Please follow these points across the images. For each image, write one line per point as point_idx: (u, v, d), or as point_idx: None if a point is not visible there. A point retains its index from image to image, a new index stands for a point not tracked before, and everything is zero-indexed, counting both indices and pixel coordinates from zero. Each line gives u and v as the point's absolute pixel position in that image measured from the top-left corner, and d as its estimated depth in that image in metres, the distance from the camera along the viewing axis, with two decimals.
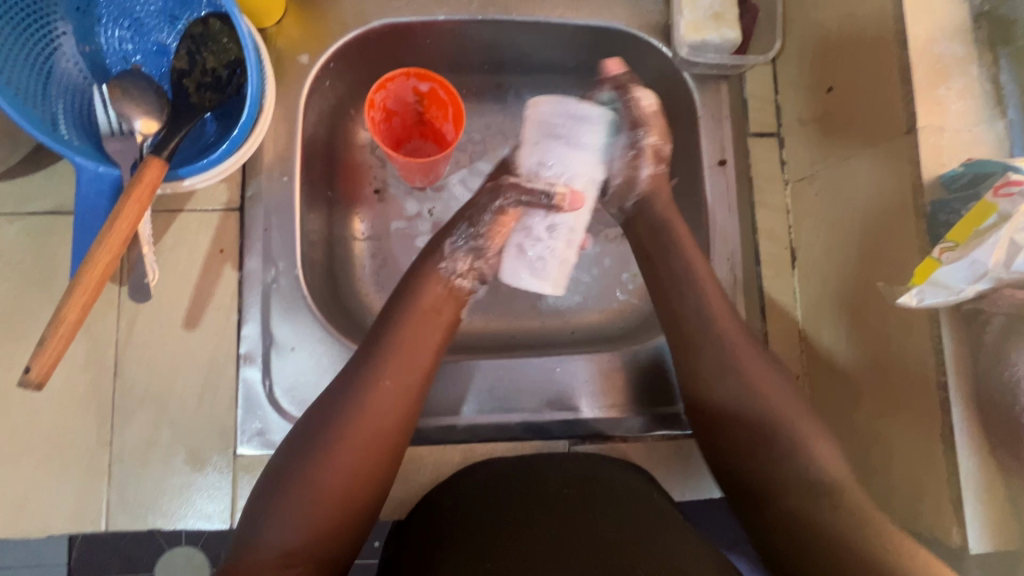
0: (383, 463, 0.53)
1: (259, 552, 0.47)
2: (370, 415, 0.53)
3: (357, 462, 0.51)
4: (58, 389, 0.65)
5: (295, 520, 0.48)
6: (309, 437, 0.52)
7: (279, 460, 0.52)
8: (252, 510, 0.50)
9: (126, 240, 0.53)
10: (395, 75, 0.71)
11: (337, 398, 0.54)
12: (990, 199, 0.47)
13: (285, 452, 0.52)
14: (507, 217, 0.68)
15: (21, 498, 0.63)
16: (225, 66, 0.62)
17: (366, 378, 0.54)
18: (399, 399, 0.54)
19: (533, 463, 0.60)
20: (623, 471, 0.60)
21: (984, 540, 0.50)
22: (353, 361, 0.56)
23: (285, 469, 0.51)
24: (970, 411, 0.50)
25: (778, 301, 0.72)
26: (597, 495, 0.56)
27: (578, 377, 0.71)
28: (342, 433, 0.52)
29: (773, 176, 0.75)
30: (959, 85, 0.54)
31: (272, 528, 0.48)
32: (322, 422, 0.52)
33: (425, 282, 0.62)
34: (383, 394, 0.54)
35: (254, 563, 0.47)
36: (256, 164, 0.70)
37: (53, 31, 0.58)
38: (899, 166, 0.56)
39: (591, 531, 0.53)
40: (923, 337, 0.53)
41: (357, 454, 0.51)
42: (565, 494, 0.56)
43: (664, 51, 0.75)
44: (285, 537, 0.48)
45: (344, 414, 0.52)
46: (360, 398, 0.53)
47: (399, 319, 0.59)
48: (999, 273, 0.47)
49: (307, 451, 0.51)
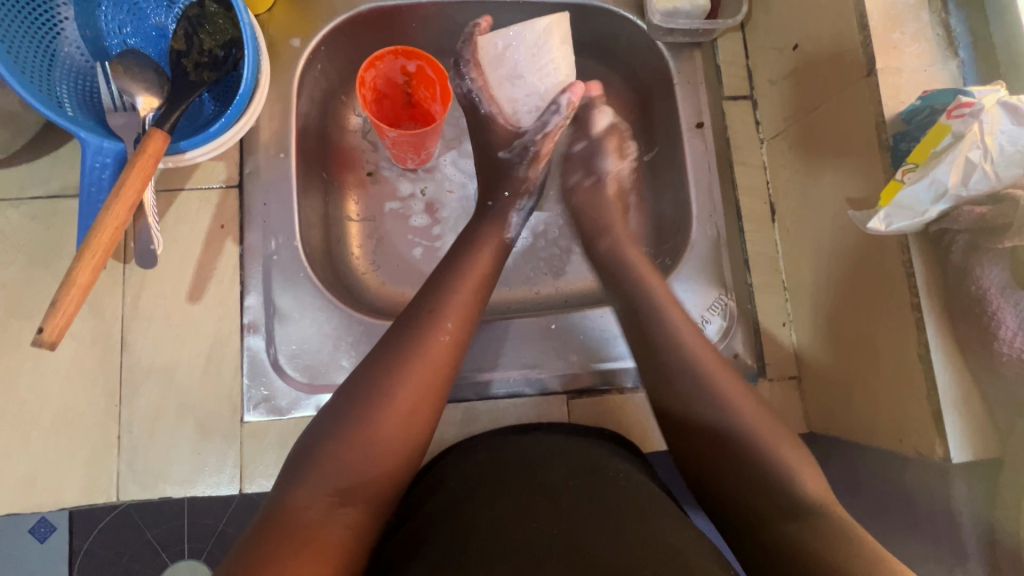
0: (431, 415, 0.54)
1: (307, 495, 0.48)
2: (424, 370, 0.55)
3: (409, 412, 0.53)
4: (67, 365, 0.67)
5: (346, 466, 0.49)
6: (362, 389, 0.53)
7: (325, 414, 0.53)
8: (295, 463, 0.50)
9: (131, 208, 0.55)
10: (384, 54, 0.74)
11: (387, 353, 0.55)
12: (944, 121, 0.50)
13: (338, 402, 0.53)
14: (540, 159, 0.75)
15: (33, 472, 0.64)
16: (221, 46, 0.65)
17: (420, 334, 0.56)
18: (447, 352, 0.56)
19: (538, 450, 0.58)
20: (622, 462, 0.58)
21: (965, 449, 0.52)
22: (403, 319, 0.58)
23: (336, 420, 0.52)
24: (943, 327, 0.53)
25: (760, 253, 0.76)
26: (601, 481, 0.54)
27: (570, 334, 0.73)
28: (395, 383, 0.53)
29: (749, 136, 0.79)
30: (913, 29, 0.58)
31: (324, 473, 0.49)
32: (374, 374, 0.54)
33: (469, 255, 0.65)
34: (437, 351, 0.56)
35: (301, 505, 0.47)
36: (254, 142, 0.72)
37: (56, 16, 0.61)
38: (862, 106, 0.59)
39: (595, 513, 0.51)
40: (895, 263, 0.56)
41: (410, 406, 0.53)
42: (569, 485, 0.53)
43: (639, 22, 0.79)
44: (338, 484, 0.49)
45: (396, 366, 0.54)
46: (415, 353, 0.55)
47: (447, 281, 0.61)
48: (958, 191, 0.50)
49: (357, 402, 0.52)
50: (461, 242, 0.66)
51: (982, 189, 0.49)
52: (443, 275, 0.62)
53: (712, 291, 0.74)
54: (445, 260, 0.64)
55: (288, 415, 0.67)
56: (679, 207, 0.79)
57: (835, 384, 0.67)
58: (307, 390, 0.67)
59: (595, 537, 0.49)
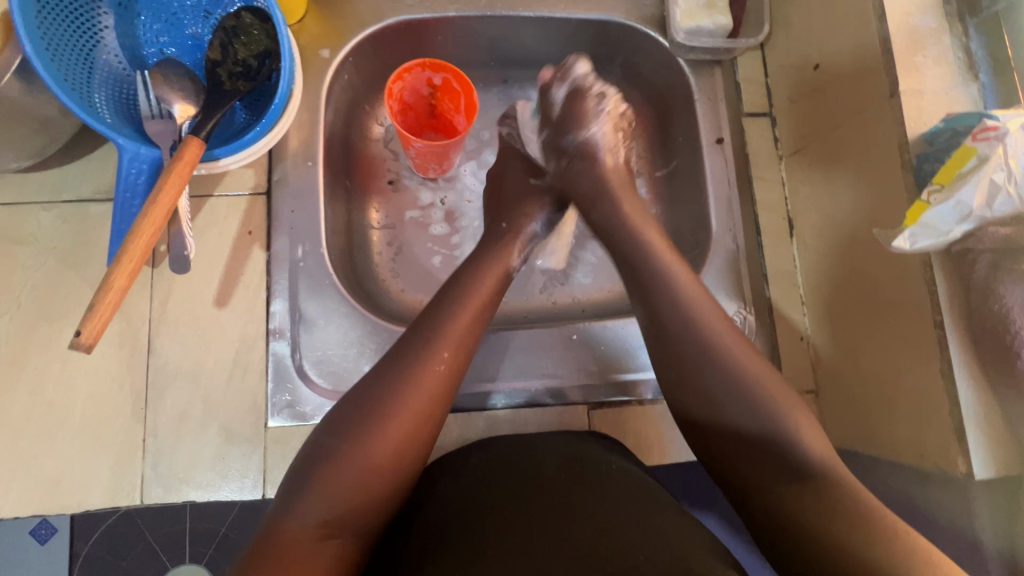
0: (423, 446, 0.53)
1: (296, 524, 0.46)
2: (415, 402, 0.53)
3: (402, 442, 0.51)
4: (95, 367, 0.67)
5: (338, 495, 0.48)
6: (357, 415, 0.51)
7: (321, 435, 0.51)
8: (288, 486, 0.49)
9: (167, 213, 0.56)
10: (412, 66, 0.75)
11: (384, 376, 0.54)
12: (969, 143, 0.51)
13: (325, 432, 0.51)
14: (570, 218, 0.77)
15: (59, 473, 0.65)
16: (255, 56, 0.66)
17: (417, 362, 0.55)
18: (442, 381, 0.55)
19: (536, 446, 0.59)
20: (618, 457, 0.59)
21: (987, 466, 0.53)
22: (405, 340, 0.57)
23: (332, 444, 0.50)
24: (965, 346, 0.54)
25: (778, 267, 0.77)
26: (597, 473, 0.55)
27: (591, 345, 0.74)
28: (389, 411, 0.52)
29: (767, 153, 0.80)
30: (935, 52, 0.60)
31: (314, 501, 0.47)
32: (370, 398, 0.52)
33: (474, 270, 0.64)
34: (429, 383, 0.54)
35: (288, 535, 0.46)
36: (282, 150, 0.73)
37: (97, 25, 0.62)
38: (884, 127, 0.61)
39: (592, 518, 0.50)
40: (917, 281, 0.57)
41: (400, 438, 0.51)
42: (564, 477, 0.54)
43: (661, 38, 0.80)
44: (327, 513, 0.47)
45: (393, 391, 0.53)
46: (411, 380, 0.54)
47: (446, 306, 0.59)
48: (983, 213, 0.51)
49: (353, 427, 0.51)
50: (466, 269, 0.64)
51: (1007, 211, 0.51)
52: (447, 295, 0.61)
53: (732, 304, 0.75)
54: (443, 285, 0.63)
55: (311, 420, 0.67)
56: (698, 220, 0.80)
57: (854, 399, 0.67)
58: (330, 396, 0.68)
59: (595, 548, 0.47)
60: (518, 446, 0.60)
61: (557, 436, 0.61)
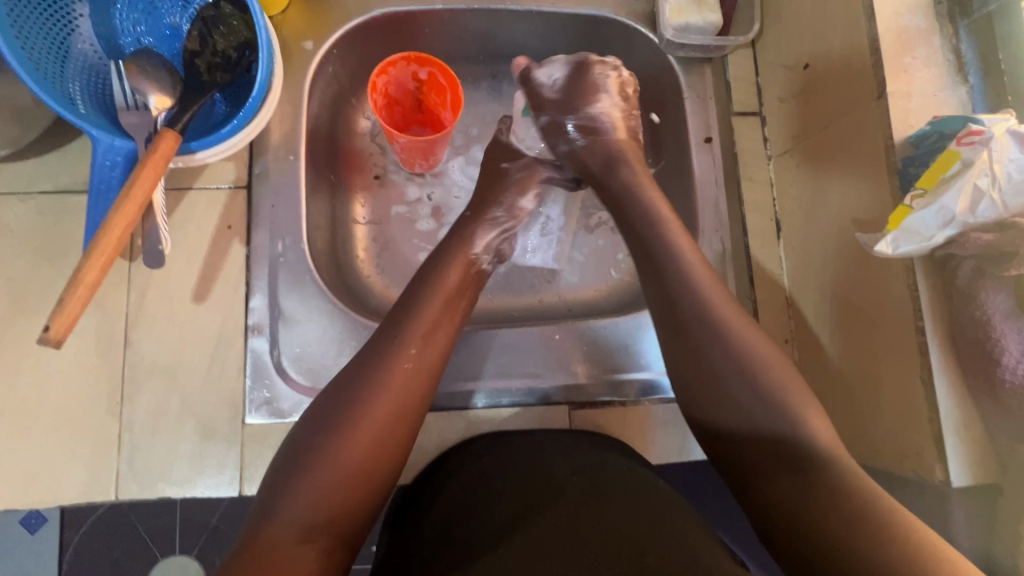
0: (399, 444, 0.53)
1: (276, 530, 0.46)
2: (387, 400, 0.53)
3: (376, 442, 0.51)
4: (70, 361, 0.67)
5: (316, 499, 0.48)
6: (330, 417, 0.51)
7: (297, 438, 0.51)
8: (266, 492, 0.49)
9: (140, 208, 0.55)
10: (397, 60, 0.74)
11: (357, 376, 0.53)
12: (953, 148, 0.51)
13: (301, 435, 0.51)
14: (534, 195, 0.74)
15: (34, 468, 0.64)
16: (234, 47, 0.65)
17: (385, 362, 0.54)
18: (415, 378, 0.55)
19: (546, 450, 0.59)
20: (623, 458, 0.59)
21: (964, 472, 0.53)
22: (375, 340, 0.56)
23: (306, 448, 0.50)
24: (946, 352, 0.54)
25: (765, 268, 0.76)
26: (604, 479, 0.55)
27: (574, 345, 0.73)
28: (361, 412, 0.51)
29: (756, 152, 0.79)
30: (923, 54, 0.59)
31: (294, 506, 0.47)
32: (342, 400, 0.52)
33: (447, 263, 0.64)
34: (399, 381, 0.54)
35: (269, 539, 0.46)
36: (264, 144, 0.72)
37: (71, 13, 0.61)
38: (871, 129, 0.60)
39: (598, 527, 0.51)
40: (899, 286, 0.56)
41: (374, 438, 0.51)
42: (573, 482, 0.55)
43: (650, 35, 0.79)
44: (307, 518, 0.47)
45: (365, 392, 0.52)
46: (382, 379, 0.53)
47: (415, 303, 0.59)
48: (966, 218, 0.51)
49: (326, 430, 0.50)
50: (432, 262, 0.64)
51: (990, 217, 0.51)
52: (417, 292, 0.60)
53: None
54: (412, 280, 0.62)
55: (290, 417, 0.67)
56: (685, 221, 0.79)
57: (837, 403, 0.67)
58: (309, 394, 0.67)
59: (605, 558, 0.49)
60: (522, 447, 0.60)
61: (540, 437, 0.61)
